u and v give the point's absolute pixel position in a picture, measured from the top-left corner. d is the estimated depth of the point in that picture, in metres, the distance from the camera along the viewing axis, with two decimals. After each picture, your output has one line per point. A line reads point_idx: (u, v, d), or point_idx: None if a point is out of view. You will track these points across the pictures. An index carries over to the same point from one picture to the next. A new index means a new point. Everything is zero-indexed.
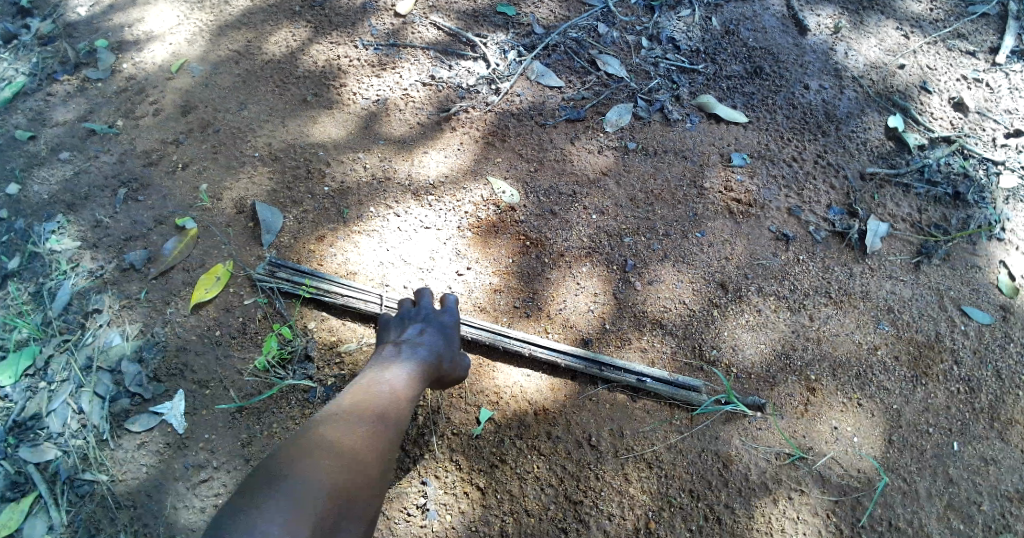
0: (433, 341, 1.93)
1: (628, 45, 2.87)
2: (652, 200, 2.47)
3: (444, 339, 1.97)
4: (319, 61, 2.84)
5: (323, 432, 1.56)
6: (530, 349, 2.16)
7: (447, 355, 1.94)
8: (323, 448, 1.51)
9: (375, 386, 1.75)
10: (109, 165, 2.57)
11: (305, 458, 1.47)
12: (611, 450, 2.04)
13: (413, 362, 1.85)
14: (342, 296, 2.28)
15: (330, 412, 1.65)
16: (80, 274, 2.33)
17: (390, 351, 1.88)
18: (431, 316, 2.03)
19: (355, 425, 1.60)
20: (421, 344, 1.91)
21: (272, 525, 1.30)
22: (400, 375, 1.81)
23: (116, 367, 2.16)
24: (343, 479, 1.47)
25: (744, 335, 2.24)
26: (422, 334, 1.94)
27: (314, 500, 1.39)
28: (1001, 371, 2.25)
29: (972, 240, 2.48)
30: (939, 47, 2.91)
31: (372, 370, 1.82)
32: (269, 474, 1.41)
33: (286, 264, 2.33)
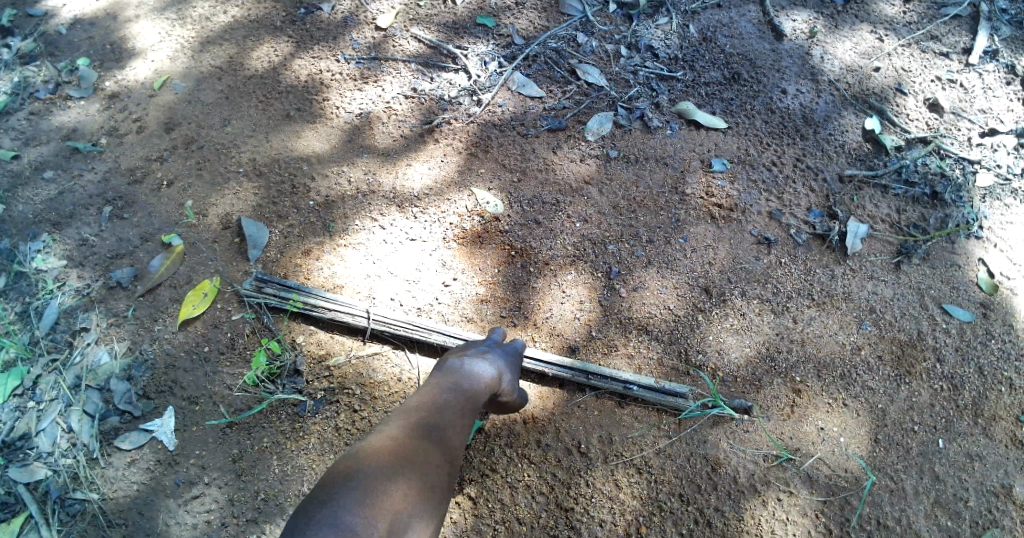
0: (496, 360, 1.98)
1: (607, 53, 2.90)
2: (635, 207, 2.49)
3: (506, 360, 2.02)
4: (301, 76, 2.85)
5: (383, 438, 1.63)
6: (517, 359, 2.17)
7: (507, 375, 1.98)
8: (382, 452, 1.57)
9: (437, 397, 1.80)
10: (94, 183, 2.57)
11: (367, 461, 1.53)
12: (601, 456, 2.06)
13: (480, 377, 1.90)
14: (330, 308, 2.29)
15: (389, 422, 1.71)
16: (67, 293, 2.32)
17: (453, 362, 1.94)
18: (496, 342, 2.09)
19: (420, 434, 1.67)
20: (484, 360, 1.96)
21: (348, 517, 1.36)
22: (463, 385, 1.86)
23: (105, 385, 2.16)
24: (406, 477, 1.53)
25: (729, 339, 2.26)
26: (487, 352, 2.00)
27: (384, 495, 1.45)
28: (983, 367, 2.28)
29: (951, 239, 2.52)
30: (914, 49, 2.96)
31: (438, 380, 1.88)
32: (338, 476, 1.48)
33: (274, 279, 2.33)
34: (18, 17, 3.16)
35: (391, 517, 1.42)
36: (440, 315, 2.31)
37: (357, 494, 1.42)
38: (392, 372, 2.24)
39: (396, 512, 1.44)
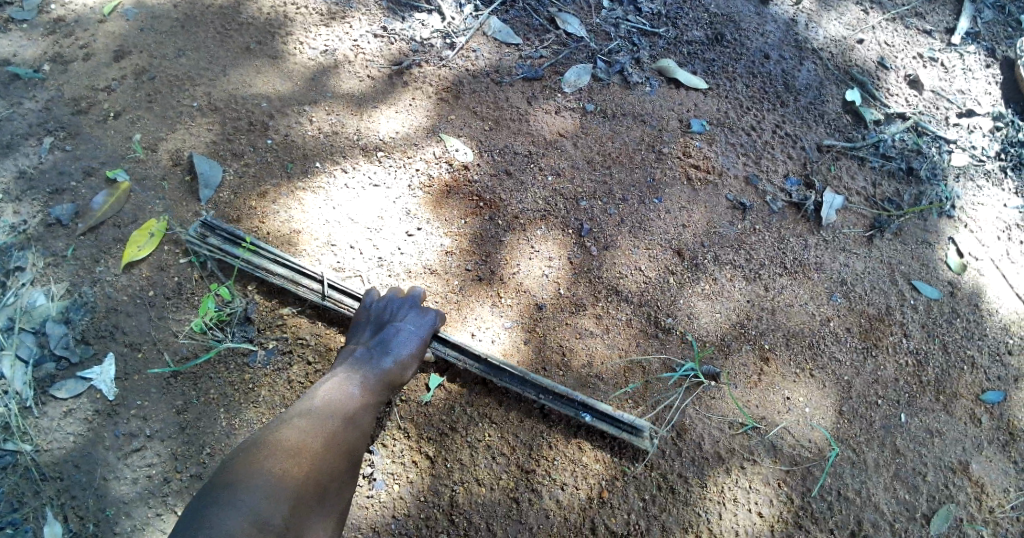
0: (406, 344, 1.91)
1: (588, 5, 2.79)
2: (610, 163, 2.41)
3: (416, 339, 1.94)
4: (265, 8, 2.68)
5: (292, 424, 1.59)
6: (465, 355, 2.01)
7: (416, 360, 1.93)
8: (293, 438, 1.54)
9: (342, 388, 1.74)
10: (34, 112, 2.37)
11: (277, 446, 1.50)
12: (565, 418, 1.99)
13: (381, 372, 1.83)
14: (274, 275, 2.13)
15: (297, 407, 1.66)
16: (1, 229, 2.13)
17: (360, 352, 1.86)
18: (408, 313, 1.99)
19: (329, 420, 1.64)
20: (392, 346, 1.88)
21: (250, 501, 1.34)
22: (369, 380, 1.79)
23: (40, 329, 2.00)
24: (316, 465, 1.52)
25: (700, 304, 2.21)
26: (395, 338, 1.90)
27: (289, 487, 1.43)
28: (947, 345, 2.29)
29: (923, 216, 2.51)
30: (897, 24, 2.91)
31: (342, 373, 1.80)
32: (242, 463, 1.44)
33: (224, 228, 2.16)
34: None
35: (294, 503, 1.41)
36: (404, 267, 2.20)
37: (260, 482, 1.39)
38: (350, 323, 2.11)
39: (302, 500, 1.44)
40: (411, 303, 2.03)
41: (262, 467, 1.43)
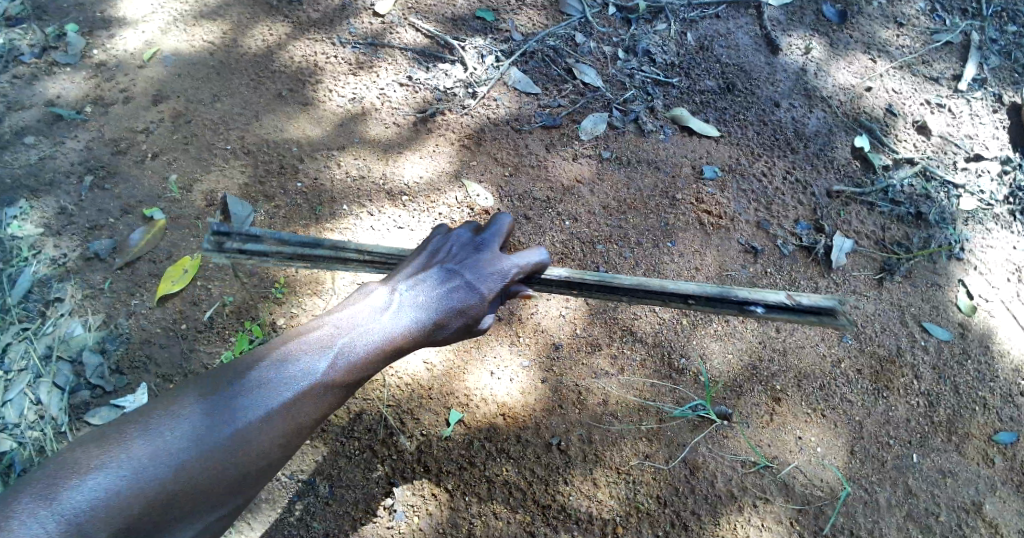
0: (454, 295, 1.63)
1: (604, 55, 2.89)
2: (626, 209, 2.50)
3: (472, 292, 1.65)
4: (296, 57, 2.82)
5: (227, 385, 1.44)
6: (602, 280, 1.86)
7: (458, 321, 1.64)
8: (195, 413, 1.40)
9: (329, 339, 1.54)
10: (76, 152, 2.52)
11: (172, 415, 1.39)
12: (580, 455, 2.05)
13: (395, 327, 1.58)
14: (314, 260, 2.00)
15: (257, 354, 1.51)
16: (42, 261, 2.29)
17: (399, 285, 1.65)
18: (483, 254, 1.70)
19: (275, 390, 1.46)
20: (434, 294, 1.63)
21: (105, 480, 1.28)
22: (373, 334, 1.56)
23: (77, 358, 2.14)
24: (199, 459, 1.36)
25: (713, 345, 2.27)
26: (432, 286, 1.63)
27: (169, 471, 1.33)
28: (958, 386, 2.33)
29: (932, 259, 2.56)
30: (905, 72, 2.99)
31: (352, 315, 1.58)
32: (137, 425, 1.37)
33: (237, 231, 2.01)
34: None
35: (176, 485, 1.33)
36: None
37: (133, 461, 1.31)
38: None
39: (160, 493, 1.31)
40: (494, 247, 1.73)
41: (136, 443, 1.33)
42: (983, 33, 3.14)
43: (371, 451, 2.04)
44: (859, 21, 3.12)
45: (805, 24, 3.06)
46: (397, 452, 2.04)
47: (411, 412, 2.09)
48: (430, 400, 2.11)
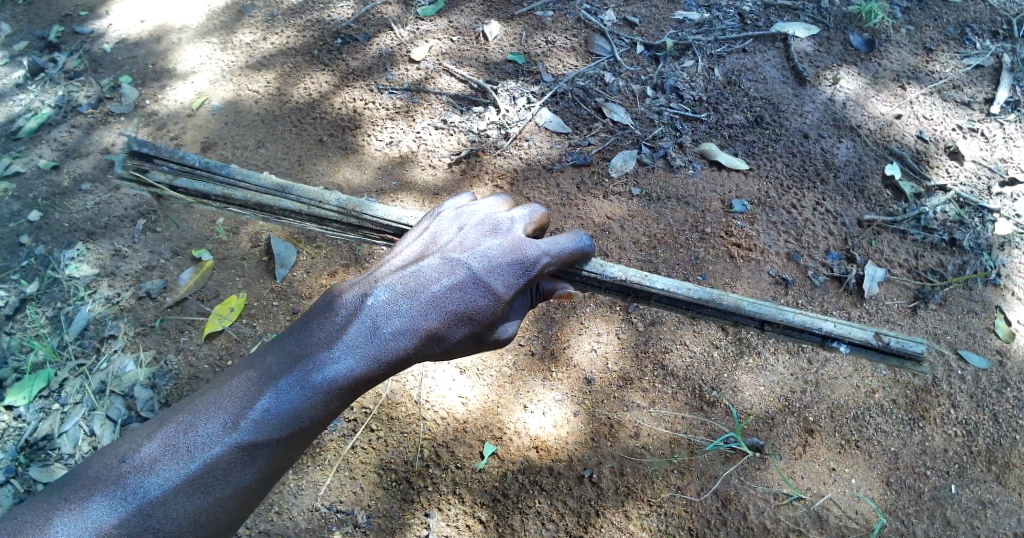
0: (465, 299, 1.60)
1: (633, 93, 2.92)
2: (656, 244, 2.53)
3: (485, 297, 1.61)
4: (336, 104, 2.95)
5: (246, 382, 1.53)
6: (669, 291, 1.89)
7: (468, 328, 1.62)
8: (198, 424, 1.48)
9: (330, 345, 1.53)
10: (129, 197, 2.70)
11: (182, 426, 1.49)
12: (612, 487, 2.09)
13: (400, 331, 1.56)
14: (281, 214, 2.08)
15: (262, 359, 1.56)
16: (97, 300, 2.44)
17: (408, 278, 1.61)
18: (503, 249, 1.64)
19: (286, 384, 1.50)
20: (442, 297, 1.59)
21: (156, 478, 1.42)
22: (379, 340, 1.54)
23: (129, 392, 2.26)
24: (207, 472, 1.43)
25: (745, 377, 2.29)
26: (440, 287, 1.60)
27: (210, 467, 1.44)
28: (998, 415, 2.30)
29: (968, 286, 2.54)
30: (936, 98, 2.99)
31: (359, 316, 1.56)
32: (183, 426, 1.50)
33: (166, 158, 2.12)
34: (64, 33, 3.32)
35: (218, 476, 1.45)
36: None
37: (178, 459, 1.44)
38: (410, 395, 2.26)
39: (177, 508, 1.41)
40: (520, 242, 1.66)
41: (153, 458, 1.44)
42: (1015, 55, 3.13)
43: (407, 483, 2.11)
44: (887, 48, 3.12)
45: (833, 54, 3.07)
46: (433, 485, 2.10)
47: (446, 445, 2.16)
48: (465, 433, 2.18)
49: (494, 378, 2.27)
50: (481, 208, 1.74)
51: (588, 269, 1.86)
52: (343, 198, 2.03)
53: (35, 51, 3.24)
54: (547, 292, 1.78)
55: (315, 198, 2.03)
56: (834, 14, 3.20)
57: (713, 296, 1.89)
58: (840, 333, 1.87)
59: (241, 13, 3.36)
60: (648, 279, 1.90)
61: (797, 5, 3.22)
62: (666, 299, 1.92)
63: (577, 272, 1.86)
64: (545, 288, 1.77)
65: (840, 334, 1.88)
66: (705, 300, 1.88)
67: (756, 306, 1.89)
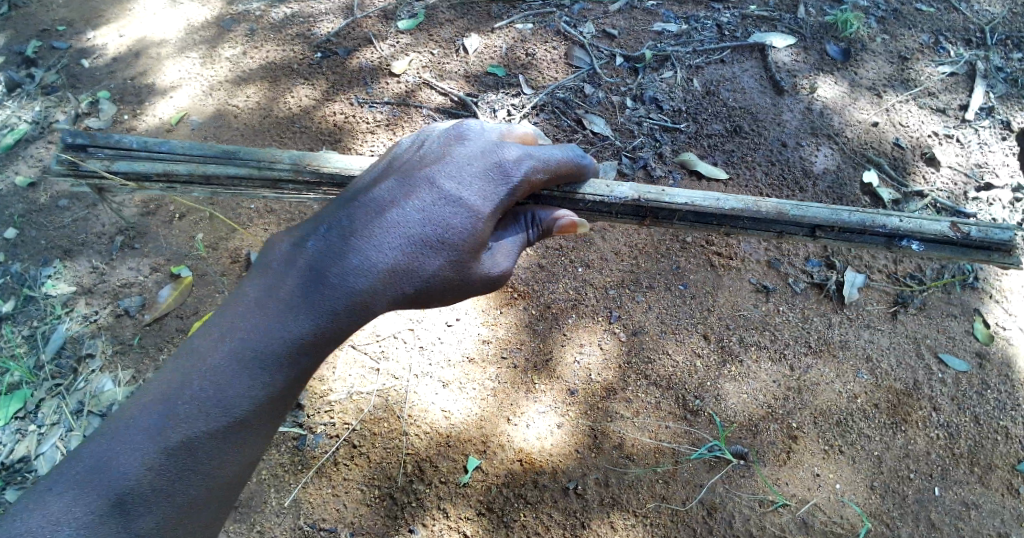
0: (429, 230, 1.68)
1: (613, 104, 2.93)
2: (637, 253, 2.53)
3: (453, 224, 1.69)
4: (316, 118, 2.95)
5: (205, 354, 1.56)
6: (694, 205, 1.93)
7: (438, 259, 1.68)
8: (148, 426, 1.50)
9: (286, 305, 1.62)
10: (108, 213, 2.70)
11: (129, 431, 1.49)
12: (597, 498, 2.09)
13: (363, 275, 1.65)
14: (231, 183, 2.04)
15: (208, 339, 1.58)
16: (74, 318, 2.45)
17: (367, 217, 1.69)
18: (472, 172, 1.72)
19: (241, 353, 1.57)
20: (405, 230, 1.68)
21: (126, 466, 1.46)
22: (342, 279, 1.63)
23: (106, 411, 2.26)
24: (162, 477, 1.48)
25: (728, 385, 2.30)
26: (397, 231, 1.68)
27: (178, 450, 1.50)
28: (979, 416, 2.32)
29: (947, 290, 2.57)
30: (912, 105, 3.03)
31: (316, 266, 1.66)
32: (137, 404, 1.52)
33: (100, 145, 2.01)
34: (42, 49, 3.31)
35: (187, 455, 1.51)
36: (444, 355, 2.34)
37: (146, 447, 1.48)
38: (394, 409, 2.24)
39: (134, 519, 1.45)
40: (495, 161, 1.73)
41: (102, 467, 1.45)
42: (988, 62, 3.18)
43: (391, 498, 2.10)
44: (863, 57, 3.17)
45: (810, 63, 3.11)
46: (417, 500, 2.09)
47: (430, 459, 2.15)
48: (448, 447, 2.17)
49: (478, 391, 2.27)
50: (443, 137, 1.82)
51: (584, 192, 1.92)
52: (295, 155, 2.03)
53: (12, 66, 3.23)
54: (546, 229, 1.86)
55: (265, 159, 2.01)
56: (810, 23, 3.24)
57: (747, 205, 1.93)
58: (911, 229, 1.95)
59: (221, 28, 3.35)
60: (667, 195, 1.93)
61: (774, 16, 3.25)
62: (692, 214, 1.95)
63: (578, 199, 1.93)
64: (540, 218, 1.83)
65: (909, 231, 1.95)
66: (738, 211, 1.93)
67: (802, 211, 1.94)
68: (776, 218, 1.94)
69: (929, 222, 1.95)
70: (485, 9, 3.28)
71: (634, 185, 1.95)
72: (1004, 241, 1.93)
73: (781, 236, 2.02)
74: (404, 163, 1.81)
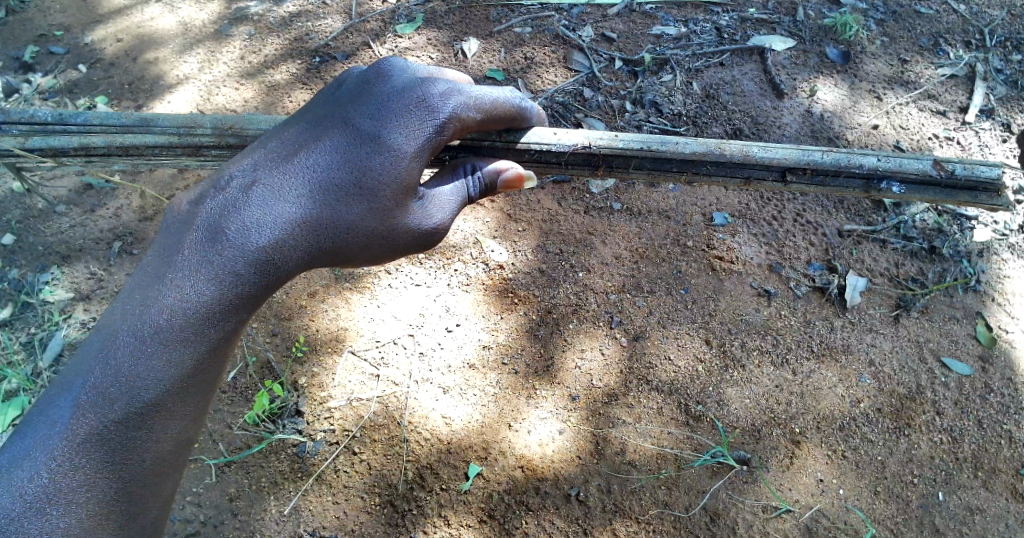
0: (341, 178, 1.60)
1: (612, 108, 2.92)
2: (638, 258, 2.52)
3: (367, 167, 1.60)
4: None
5: (110, 336, 1.47)
6: (650, 150, 1.87)
7: (355, 208, 1.60)
8: (55, 420, 1.40)
9: (188, 261, 1.52)
10: (106, 219, 2.69)
11: (36, 428, 1.40)
12: (600, 505, 2.07)
13: (274, 227, 1.56)
14: (151, 153, 1.96)
15: (111, 318, 1.50)
16: (72, 325, 2.43)
17: (273, 168, 1.61)
18: (386, 112, 1.63)
19: (149, 325, 1.47)
20: (314, 180, 1.60)
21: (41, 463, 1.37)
22: (246, 234, 1.54)
23: None
24: (79, 474, 1.39)
25: (730, 391, 2.29)
26: (307, 183, 1.59)
27: (97, 438, 1.41)
28: (983, 420, 2.31)
29: (949, 293, 2.56)
30: (911, 108, 3.02)
31: (217, 219, 1.55)
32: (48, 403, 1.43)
33: (15, 121, 1.96)
34: (40, 53, 3.30)
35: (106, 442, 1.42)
36: (444, 361, 2.32)
37: (61, 441, 1.39)
38: (394, 416, 2.23)
39: (49, 519, 1.34)
40: (415, 98, 1.64)
41: (9, 468, 1.36)
42: (988, 64, 3.18)
43: (391, 506, 2.08)
44: (863, 59, 3.16)
45: (809, 66, 3.10)
46: (418, 507, 2.07)
47: (430, 466, 2.13)
48: (449, 454, 2.15)
49: (479, 397, 2.25)
50: (356, 80, 1.72)
51: (528, 140, 1.86)
52: (216, 120, 1.94)
53: (10, 71, 3.22)
54: (482, 184, 1.77)
55: (185, 125, 1.93)
56: (809, 26, 3.23)
57: (710, 148, 1.86)
58: (890, 170, 1.87)
59: (220, 32, 3.34)
60: (620, 141, 1.88)
61: (773, 19, 3.24)
62: (648, 161, 1.89)
63: (525, 148, 1.86)
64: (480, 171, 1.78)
65: (888, 172, 1.88)
66: (699, 154, 1.86)
67: (771, 154, 1.86)
68: (742, 161, 1.86)
69: (909, 161, 1.88)
70: (483, 13, 3.27)
71: (584, 133, 1.89)
72: (992, 181, 1.86)
73: (748, 184, 1.94)
74: (315, 111, 1.71)
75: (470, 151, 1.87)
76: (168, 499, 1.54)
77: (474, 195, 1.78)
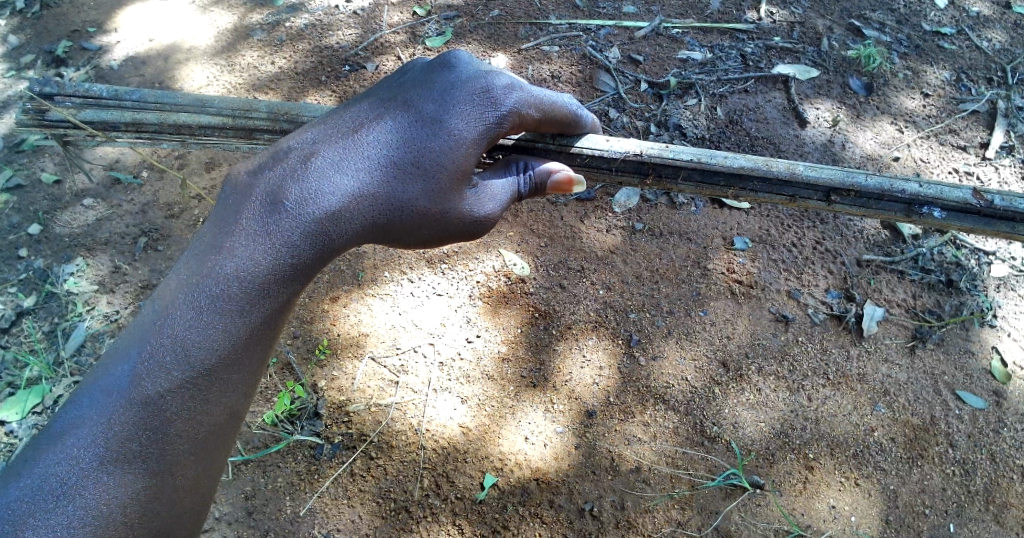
0: (402, 155, 1.62)
1: (637, 129, 2.96)
2: (658, 278, 2.55)
3: (428, 149, 1.63)
4: None
5: (163, 307, 1.50)
6: (700, 162, 1.94)
7: (413, 189, 1.62)
8: (110, 391, 1.44)
9: (243, 235, 1.52)
10: (132, 214, 2.74)
11: (92, 397, 1.44)
12: (612, 521, 2.10)
13: (331, 203, 1.56)
14: (203, 132, 2.04)
15: (167, 287, 1.52)
16: (95, 316, 2.48)
17: (334, 143, 1.61)
18: (451, 97, 1.66)
19: (202, 299, 1.49)
20: (375, 156, 1.61)
21: (90, 436, 1.41)
22: (305, 206, 1.54)
23: None
24: (134, 444, 1.44)
25: (745, 413, 2.31)
26: (367, 159, 1.60)
27: (149, 413, 1.45)
28: (996, 454, 2.32)
29: (965, 326, 2.57)
30: (932, 142, 3.06)
31: (275, 190, 1.55)
32: (99, 372, 1.47)
33: (69, 93, 2.07)
34: (72, 49, 3.37)
35: (159, 416, 1.46)
36: (462, 371, 2.35)
37: (113, 412, 1.43)
38: (411, 423, 2.26)
39: (107, 487, 1.40)
40: (480, 86, 1.68)
41: (65, 436, 1.41)
42: (1010, 100, 3.21)
43: (407, 512, 2.10)
44: (886, 92, 3.20)
45: (832, 96, 3.15)
46: (432, 514, 2.10)
47: (447, 475, 2.16)
48: (465, 463, 2.18)
49: (496, 406, 2.28)
50: (424, 65, 1.74)
51: (582, 145, 1.94)
52: (273, 105, 2.02)
53: (42, 65, 3.30)
54: (533, 181, 1.82)
55: (240, 108, 2.02)
56: (833, 57, 3.28)
57: (758, 164, 1.93)
58: (931, 196, 1.94)
59: (250, 37, 3.41)
60: (671, 151, 1.95)
61: (798, 48, 3.29)
62: (698, 173, 1.96)
63: (575, 152, 1.94)
64: (531, 165, 1.85)
65: (931, 198, 1.94)
66: (748, 169, 1.93)
67: (817, 173, 1.93)
68: (788, 179, 1.93)
69: (950, 189, 1.95)
70: (512, 29, 3.33)
71: (635, 142, 1.97)
72: None
73: (795, 202, 1.99)
74: (380, 92, 1.73)
75: (523, 152, 1.94)
76: (220, 469, 1.58)
77: (524, 192, 1.83)
